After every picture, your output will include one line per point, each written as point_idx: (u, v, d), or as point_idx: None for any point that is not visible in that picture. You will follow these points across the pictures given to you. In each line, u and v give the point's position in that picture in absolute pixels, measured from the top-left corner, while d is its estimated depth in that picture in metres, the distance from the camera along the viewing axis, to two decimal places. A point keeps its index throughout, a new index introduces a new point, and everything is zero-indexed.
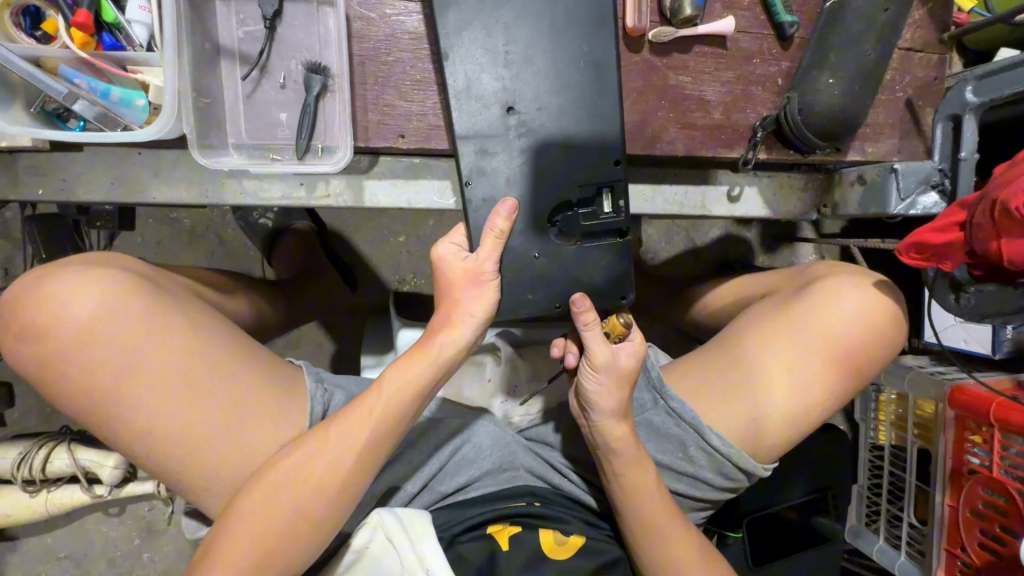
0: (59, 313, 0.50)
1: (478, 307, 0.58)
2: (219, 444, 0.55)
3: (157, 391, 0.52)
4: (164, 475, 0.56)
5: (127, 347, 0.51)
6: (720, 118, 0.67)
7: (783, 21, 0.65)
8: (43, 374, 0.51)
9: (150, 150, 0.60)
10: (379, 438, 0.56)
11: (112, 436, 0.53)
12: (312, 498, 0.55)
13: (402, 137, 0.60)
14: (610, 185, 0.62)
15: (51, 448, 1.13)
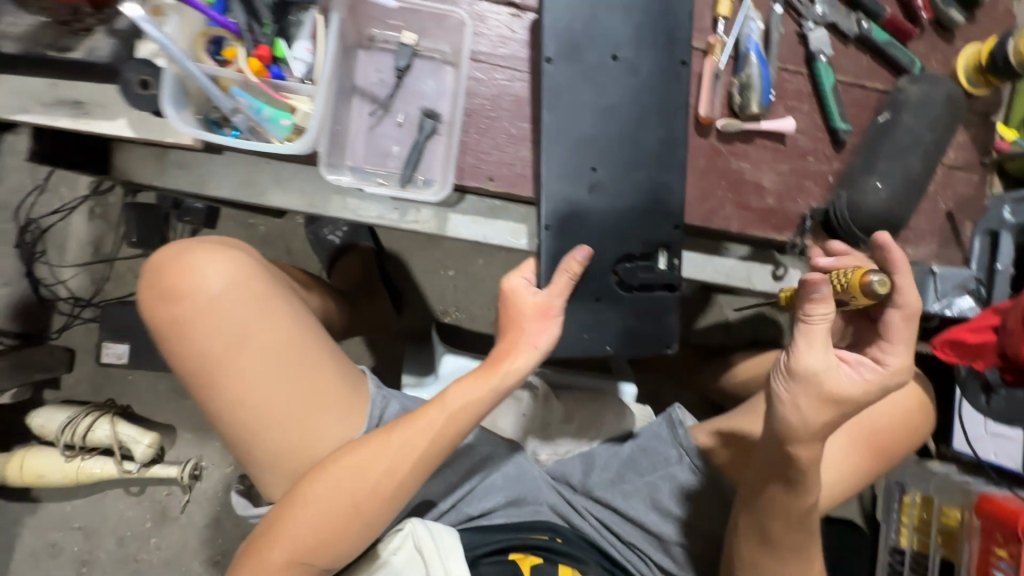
0: (193, 288, 0.58)
1: (542, 341, 0.65)
2: (298, 427, 0.62)
3: (261, 369, 0.60)
4: (243, 448, 0.62)
5: (241, 327, 0.59)
6: (773, 203, 0.74)
7: (837, 127, 0.73)
8: (167, 339, 0.59)
9: (274, 165, 0.70)
10: (437, 448, 0.61)
11: (210, 403, 0.60)
12: (366, 496, 0.59)
13: (491, 180, 0.68)
14: (667, 245, 0.69)
15: (96, 417, 1.20)
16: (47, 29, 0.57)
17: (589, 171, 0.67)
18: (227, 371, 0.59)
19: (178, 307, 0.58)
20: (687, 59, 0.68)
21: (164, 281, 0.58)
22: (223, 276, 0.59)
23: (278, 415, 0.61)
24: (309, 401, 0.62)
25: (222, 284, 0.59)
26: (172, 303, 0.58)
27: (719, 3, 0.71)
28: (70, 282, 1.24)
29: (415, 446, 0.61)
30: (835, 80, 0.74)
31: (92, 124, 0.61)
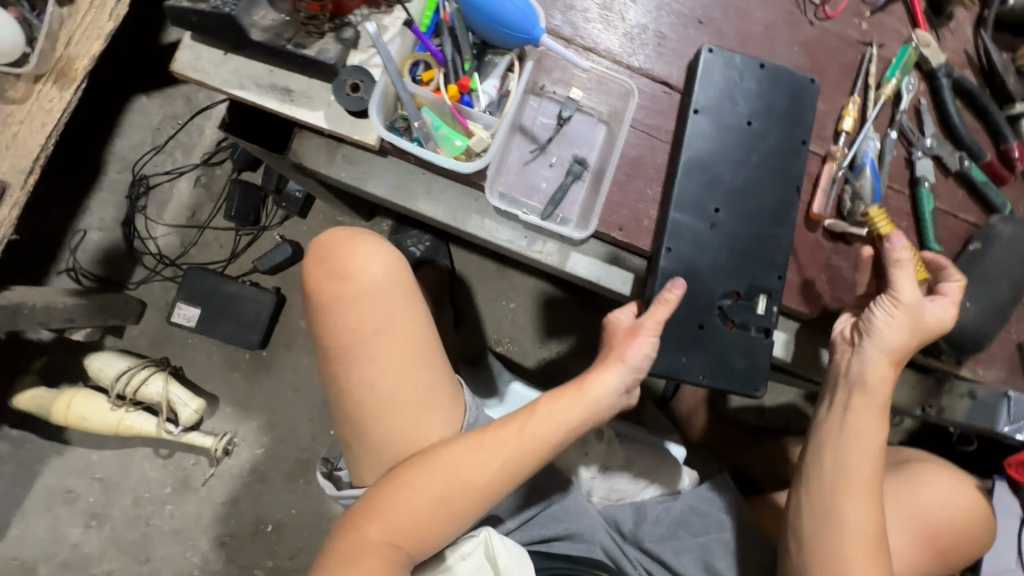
0: (358, 270, 0.66)
1: (631, 354, 0.64)
2: (412, 415, 0.66)
3: (393, 354, 0.65)
4: (357, 426, 0.67)
5: (389, 313, 0.66)
6: (864, 302, 0.81)
7: (930, 247, 0.80)
8: (324, 311, 0.66)
9: (426, 176, 0.77)
10: (531, 457, 0.63)
11: (341, 378, 0.66)
12: (458, 493, 0.61)
13: (621, 230, 0.74)
14: (768, 290, 0.74)
15: (151, 372, 1.22)
16: (288, 26, 0.65)
17: (712, 212, 0.73)
18: (367, 349, 0.65)
19: (341, 285, 0.65)
20: (807, 140, 0.76)
21: (334, 259, 0.66)
22: (384, 267, 0.66)
23: (397, 401, 0.66)
24: (426, 395, 0.67)
25: (383, 273, 0.66)
26: (337, 281, 0.66)
27: (844, 120, 0.80)
28: (161, 239, 1.31)
29: (509, 452, 0.62)
30: (934, 205, 0.82)
31: (295, 110, 0.69)
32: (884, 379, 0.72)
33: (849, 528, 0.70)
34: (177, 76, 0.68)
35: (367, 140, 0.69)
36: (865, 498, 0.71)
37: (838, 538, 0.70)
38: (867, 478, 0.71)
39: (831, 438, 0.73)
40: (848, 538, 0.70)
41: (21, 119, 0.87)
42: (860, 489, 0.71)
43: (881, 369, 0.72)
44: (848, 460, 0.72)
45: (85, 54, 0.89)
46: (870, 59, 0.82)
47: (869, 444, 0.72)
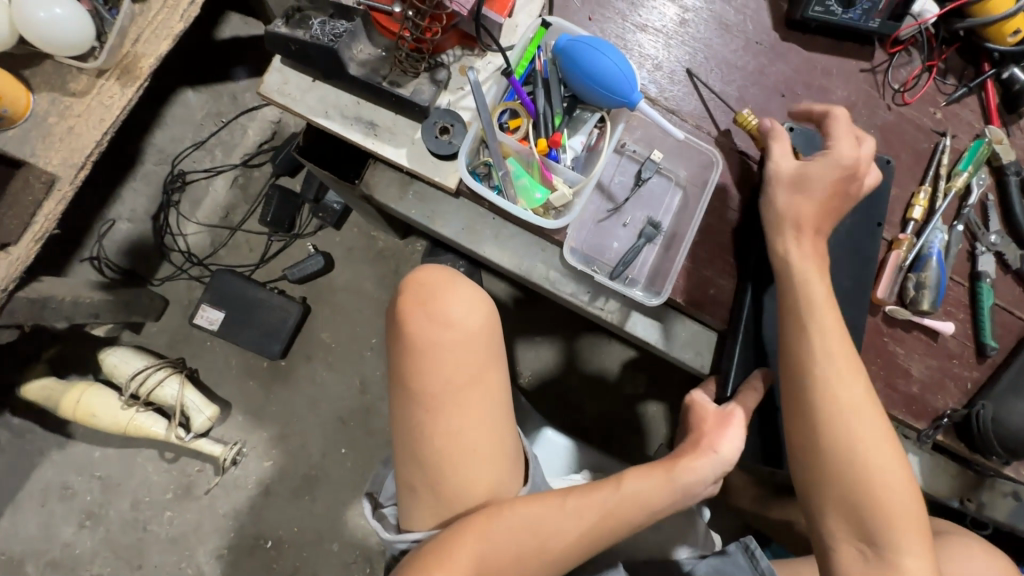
0: (458, 318, 0.66)
1: (723, 446, 0.64)
2: (484, 467, 0.66)
3: (475, 402, 0.67)
4: (429, 473, 0.67)
5: (481, 364, 0.67)
6: (916, 391, 0.80)
7: (987, 343, 0.81)
8: (416, 353, 0.66)
9: (496, 220, 0.76)
10: (605, 528, 0.62)
11: (420, 419, 0.66)
12: (530, 554, 0.60)
13: (687, 296, 0.73)
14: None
15: (167, 373, 1.19)
16: (385, 62, 0.66)
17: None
18: (457, 397, 0.66)
19: (439, 330, 0.66)
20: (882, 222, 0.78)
21: (433, 303, 0.67)
22: (481, 318, 0.68)
23: (474, 453, 0.66)
24: (501, 450, 0.68)
25: (480, 324, 0.67)
26: (435, 326, 0.66)
27: (913, 208, 0.80)
28: (191, 237, 1.28)
29: (588, 518, 0.62)
30: (992, 301, 0.82)
31: (377, 145, 0.67)
32: (812, 287, 0.65)
33: (868, 479, 0.60)
34: (262, 98, 0.67)
35: (447, 183, 0.67)
36: (867, 434, 0.61)
37: (861, 498, 0.60)
38: (862, 410, 0.62)
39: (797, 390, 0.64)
40: (870, 494, 0.60)
41: (79, 113, 0.84)
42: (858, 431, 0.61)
43: (811, 274, 0.65)
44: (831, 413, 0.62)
45: (153, 53, 0.86)
46: (943, 149, 0.82)
47: (853, 365, 0.63)
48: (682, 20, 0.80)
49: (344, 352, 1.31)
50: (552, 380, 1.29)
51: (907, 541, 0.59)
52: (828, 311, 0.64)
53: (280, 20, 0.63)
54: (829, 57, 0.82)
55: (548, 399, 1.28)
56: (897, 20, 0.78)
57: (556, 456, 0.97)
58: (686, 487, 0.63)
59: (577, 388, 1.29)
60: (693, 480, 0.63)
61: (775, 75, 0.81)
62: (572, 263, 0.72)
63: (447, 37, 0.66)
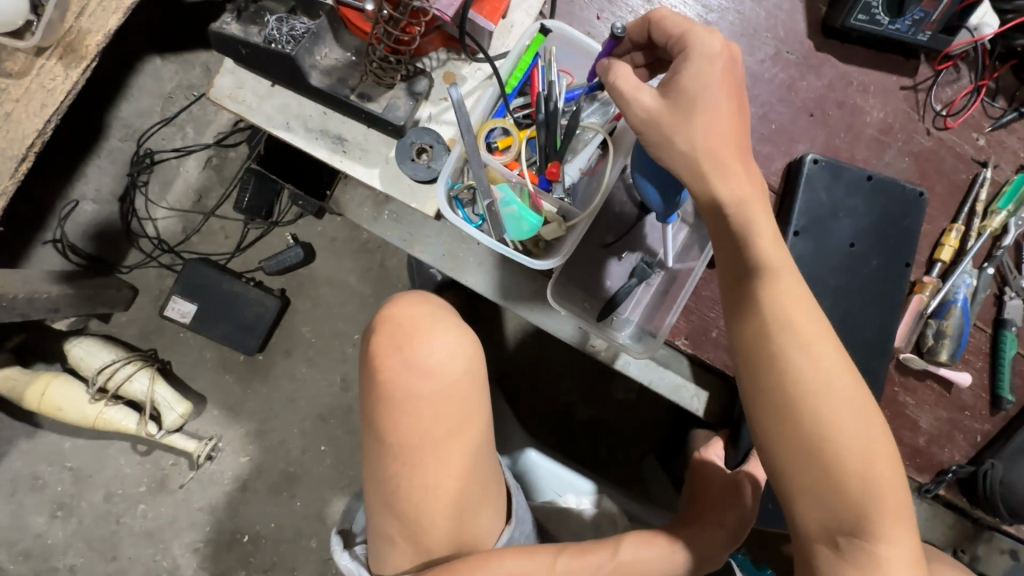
0: (438, 365, 0.62)
1: (731, 520, 0.67)
2: (463, 519, 0.63)
3: (455, 454, 0.62)
4: (407, 525, 0.62)
5: (462, 413, 0.62)
6: (922, 444, 0.75)
7: (1003, 396, 0.74)
8: (392, 403, 0.62)
9: (480, 247, 0.67)
10: None
11: (395, 471, 0.62)
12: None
13: (685, 338, 0.69)
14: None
15: (137, 367, 1.14)
16: (354, 70, 0.57)
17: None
18: (435, 449, 0.62)
19: (416, 379, 0.62)
20: (911, 262, 0.70)
21: (410, 349, 0.62)
22: (462, 363, 0.63)
23: (458, 503, 0.62)
24: (483, 498, 0.64)
25: (462, 370, 0.62)
26: (413, 375, 0.62)
27: (942, 248, 0.73)
28: (161, 223, 1.21)
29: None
30: (1016, 351, 0.75)
31: (346, 163, 0.59)
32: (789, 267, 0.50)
33: (848, 468, 0.48)
34: (213, 104, 0.59)
35: (425, 212, 0.59)
36: (852, 436, 0.48)
37: (862, 517, 0.48)
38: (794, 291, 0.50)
39: (762, 379, 0.50)
40: (847, 474, 0.48)
41: (17, 97, 0.67)
42: (845, 429, 0.48)
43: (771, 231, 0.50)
44: (825, 404, 0.48)
45: (101, 29, 0.68)
46: (982, 182, 0.73)
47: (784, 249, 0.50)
48: (704, 22, 0.71)
49: (324, 348, 1.25)
50: (543, 385, 1.24)
51: (860, 453, 0.48)
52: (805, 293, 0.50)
53: (229, 15, 0.54)
54: (868, 72, 0.73)
55: (534, 404, 1.24)
56: (951, 34, 0.69)
57: (539, 480, 0.93)
58: (698, 556, 0.65)
59: (568, 394, 1.24)
60: (705, 549, 0.65)
61: (806, 92, 0.72)
62: (559, 303, 0.65)
63: (430, 40, 0.58)
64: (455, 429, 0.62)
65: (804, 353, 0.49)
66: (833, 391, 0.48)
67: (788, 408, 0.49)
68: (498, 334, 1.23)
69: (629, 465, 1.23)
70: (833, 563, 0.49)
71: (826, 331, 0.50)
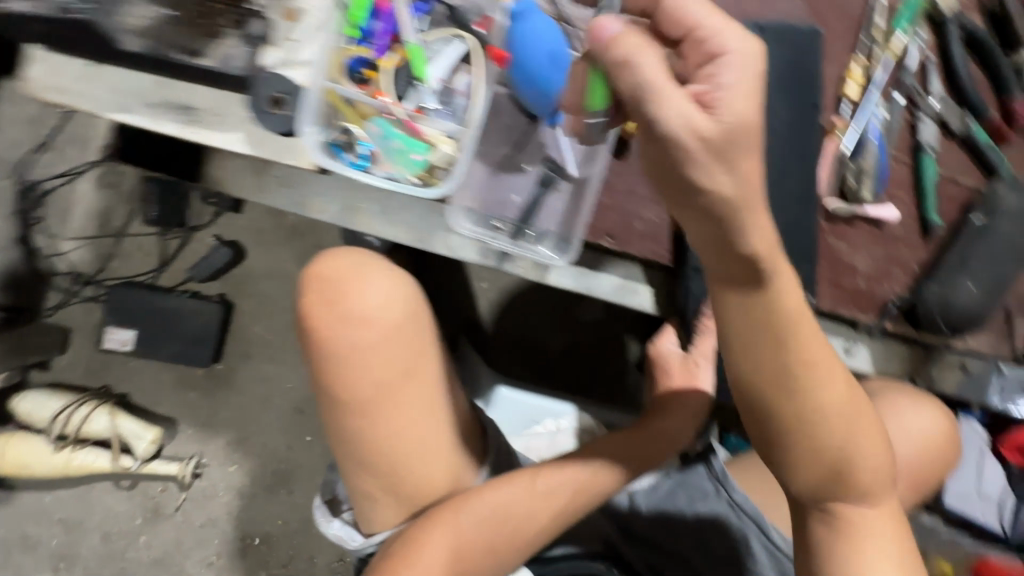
0: (379, 315, 0.56)
1: (691, 398, 0.71)
2: (437, 462, 0.62)
3: (417, 399, 0.59)
4: (380, 477, 0.60)
5: (415, 358, 0.58)
6: (863, 285, 0.76)
7: (931, 221, 0.76)
8: (336, 360, 0.56)
9: (381, 193, 0.65)
10: (575, 498, 0.63)
11: (356, 432, 0.59)
12: (502, 540, 0.60)
13: (610, 236, 0.67)
14: (805, 282, 0.70)
15: (93, 406, 1.10)
16: (178, 27, 0.53)
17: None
18: (395, 398, 0.57)
19: (356, 330, 0.56)
20: (819, 102, 0.69)
21: (344, 300, 0.56)
22: (401, 307, 0.58)
23: (429, 448, 0.60)
24: (455, 435, 0.63)
25: (405, 316, 0.57)
26: (351, 328, 0.56)
27: (848, 84, 0.72)
28: (72, 255, 1.14)
29: (561, 490, 0.63)
30: (936, 173, 0.76)
31: (202, 133, 0.54)
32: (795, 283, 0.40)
33: (843, 464, 0.48)
34: (37, 100, 0.54)
35: (302, 165, 0.56)
36: (843, 441, 0.47)
37: (850, 490, 0.49)
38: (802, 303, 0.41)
39: (750, 372, 0.43)
40: (850, 467, 0.48)
41: None
42: (839, 433, 0.46)
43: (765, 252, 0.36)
44: (815, 415, 0.45)
45: None
46: (877, 8, 0.72)
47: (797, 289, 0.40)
48: None
49: (283, 342, 1.22)
50: (511, 325, 1.23)
51: (861, 447, 0.48)
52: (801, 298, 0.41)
53: None
54: None
55: (505, 346, 1.23)
56: None
57: (516, 413, 0.95)
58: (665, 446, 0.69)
59: (537, 328, 1.23)
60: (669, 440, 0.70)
61: None
62: (466, 228, 0.64)
63: None
64: (409, 374, 0.58)
65: (795, 360, 0.42)
66: (815, 413, 0.45)
67: (788, 418, 0.45)
68: (453, 287, 1.20)
69: (610, 381, 1.24)
70: (819, 525, 0.52)
71: (816, 340, 0.43)
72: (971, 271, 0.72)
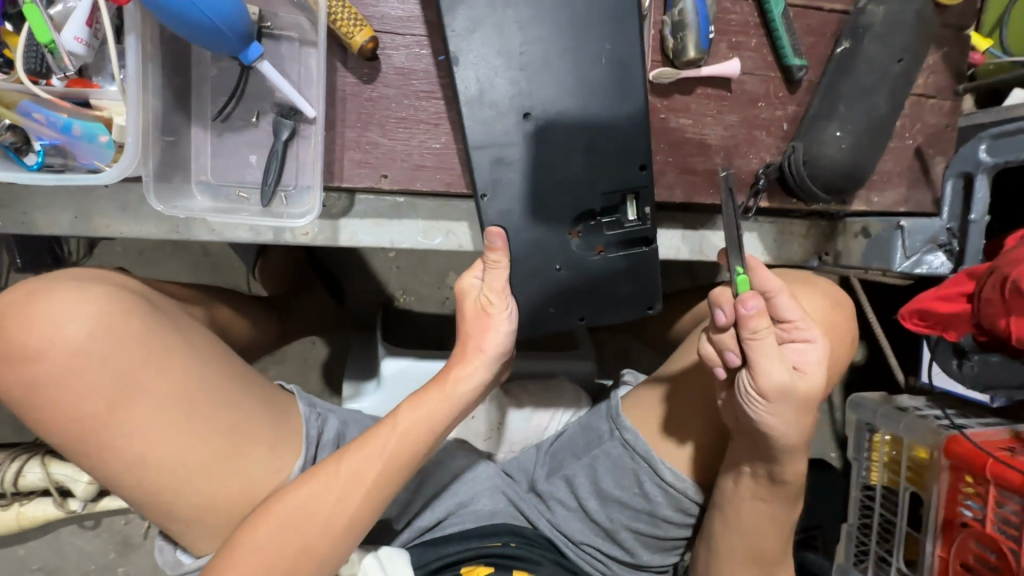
0: (47, 342, 0.44)
1: (490, 344, 0.57)
2: (218, 479, 0.50)
3: (147, 421, 0.47)
4: (156, 508, 0.51)
5: (121, 376, 0.46)
6: (722, 163, 0.64)
7: (790, 65, 0.62)
8: (27, 400, 0.46)
9: (111, 190, 0.57)
10: (388, 476, 0.53)
11: (99, 470, 0.49)
12: (316, 538, 0.51)
13: (386, 177, 0.57)
14: (634, 191, 0.59)
15: (24, 460, 1.11)
16: None
17: (520, 115, 0.56)
18: (112, 427, 0.46)
19: (28, 362, 0.44)
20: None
21: (8, 328, 0.45)
22: (85, 317, 0.45)
23: (194, 466, 0.49)
24: (232, 441, 0.51)
25: (84, 331, 0.45)
26: (22, 365, 0.45)
27: None
28: None
29: (369, 471, 0.53)
30: (785, 5, 0.62)
31: None
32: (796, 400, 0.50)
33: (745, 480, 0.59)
34: None
35: None
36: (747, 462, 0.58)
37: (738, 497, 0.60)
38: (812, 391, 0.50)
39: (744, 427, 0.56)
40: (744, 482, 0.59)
41: None
42: (746, 457, 0.58)
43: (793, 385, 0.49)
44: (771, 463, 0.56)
45: None
46: None
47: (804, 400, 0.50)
48: None
49: None
50: (423, 291, 1.15)
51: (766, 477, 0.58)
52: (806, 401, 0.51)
53: None
54: None
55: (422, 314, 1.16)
56: None
57: (409, 386, 0.88)
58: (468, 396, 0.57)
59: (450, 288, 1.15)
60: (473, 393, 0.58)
61: None
62: (202, 208, 0.54)
63: None
64: (123, 394, 0.46)
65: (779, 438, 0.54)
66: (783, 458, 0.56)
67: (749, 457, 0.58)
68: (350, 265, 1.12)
69: None
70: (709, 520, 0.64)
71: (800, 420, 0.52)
72: (840, 116, 0.59)
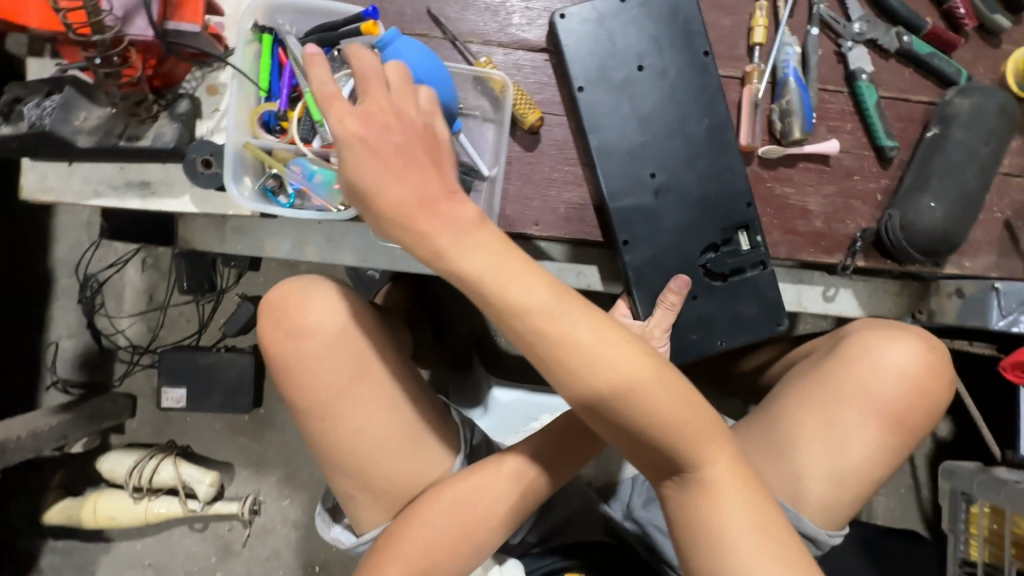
0: (314, 328, 0.61)
1: None
2: (406, 461, 0.63)
3: (371, 401, 0.62)
4: (356, 477, 0.63)
5: (361, 362, 0.62)
6: (822, 226, 0.73)
7: (883, 145, 0.72)
8: (290, 369, 0.62)
9: (323, 225, 0.72)
10: (547, 478, 0.63)
11: (322, 437, 0.63)
12: (478, 523, 0.60)
13: (538, 225, 0.71)
14: (745, 224, 0.70)
15: (160, 459, 1.25)
16: (117, 120, 0.62)
17: (650, 179, 0.69)
18: (348, 400, 0.62)
19: (300, 342, 0.61)
20: (709, 49, 0.69)
21: (287, 318, 0.62)
22: (342, 315, 0.62)
23: (393, 445, 0.63)
24: (422, 430, 0.64)
25: (338, 324, 0.62)
26: (297, 341, 0.62)
27: (754, 32, 0.72)
28: (128, 330, 1.31)
29: (529, 472, 0.62)
30: (878, 97, 0.73)
31: (159, 202, 0.65)
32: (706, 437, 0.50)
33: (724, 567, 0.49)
34: (30, 202, 0.65)
35: (241, 212, 0.65)
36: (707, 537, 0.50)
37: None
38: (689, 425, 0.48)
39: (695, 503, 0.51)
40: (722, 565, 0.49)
41: None
42: (703, 532, 0.50)
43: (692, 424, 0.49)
44: (724, 531, 0.49)
45: None
46: None
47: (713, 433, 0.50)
48: None
49: None
50: None
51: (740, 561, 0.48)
52: (699, 429, 0.49)
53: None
54: None
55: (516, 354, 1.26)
56: None
57: (515, 413, 0.97)
58: None
59: None
60: None
61: None
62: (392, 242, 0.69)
63: (173, 65, 0.62)
64: (359, 375, 0.62)
65: (718, 490, 0.50)
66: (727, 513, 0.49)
67: (709, 535, 0.50)
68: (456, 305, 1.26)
69: None
70: None
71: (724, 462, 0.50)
72: (932, 190, 0.68)
